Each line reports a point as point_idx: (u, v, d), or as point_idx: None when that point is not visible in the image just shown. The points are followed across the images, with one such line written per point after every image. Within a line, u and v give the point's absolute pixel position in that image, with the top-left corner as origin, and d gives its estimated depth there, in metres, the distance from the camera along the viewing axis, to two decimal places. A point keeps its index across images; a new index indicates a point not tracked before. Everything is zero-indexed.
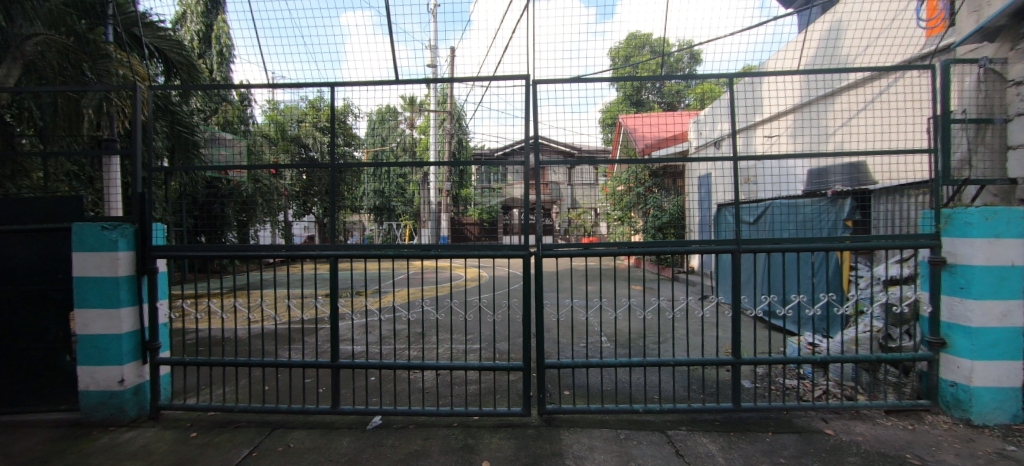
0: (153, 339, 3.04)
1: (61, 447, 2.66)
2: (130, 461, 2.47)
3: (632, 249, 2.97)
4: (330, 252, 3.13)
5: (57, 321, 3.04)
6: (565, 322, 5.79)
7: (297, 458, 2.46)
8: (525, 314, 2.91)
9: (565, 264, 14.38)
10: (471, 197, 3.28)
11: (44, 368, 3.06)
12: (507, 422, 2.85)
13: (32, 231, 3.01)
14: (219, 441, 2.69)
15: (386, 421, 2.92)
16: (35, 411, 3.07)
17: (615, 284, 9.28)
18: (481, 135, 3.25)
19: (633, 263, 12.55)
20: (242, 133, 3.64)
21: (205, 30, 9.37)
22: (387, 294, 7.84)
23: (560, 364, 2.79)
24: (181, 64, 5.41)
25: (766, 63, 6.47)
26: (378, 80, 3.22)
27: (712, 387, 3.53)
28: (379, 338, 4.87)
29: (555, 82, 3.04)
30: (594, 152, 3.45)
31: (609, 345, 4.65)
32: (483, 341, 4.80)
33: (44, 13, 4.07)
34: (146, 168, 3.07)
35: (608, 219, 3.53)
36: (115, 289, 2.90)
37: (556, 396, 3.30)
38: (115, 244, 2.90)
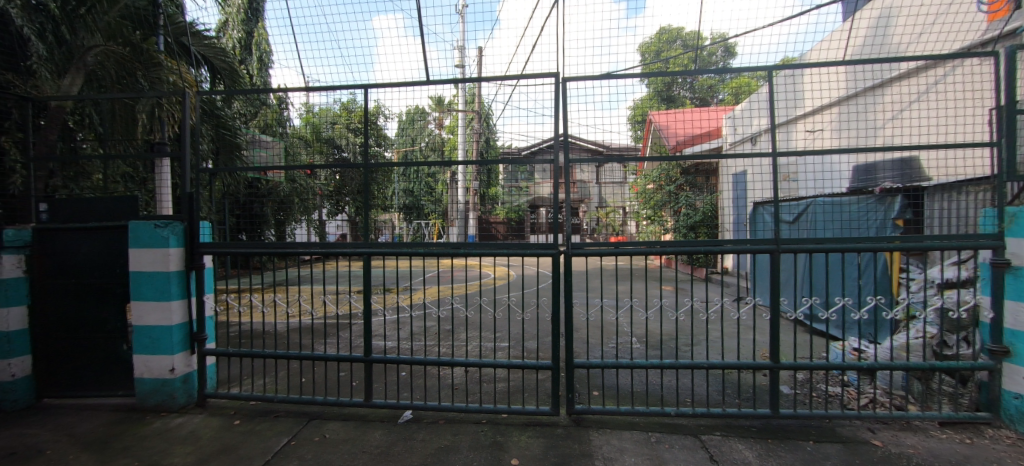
0: (200, 331, 3.22)
1: (120, 430, 2.85)
2: (181, 445, 2.63)
3: (663, 249, 2.90)
4: (362, 250, 3.21)
5: (115, 313, 3.26)
6: (594, 322, 5.73)
7: (332, 449, 2.54)
8: (554, 313, 2.89)
9: (593, 264, 14.23)
10: (498, 196, 3.33)
11: (104, 355, 3.29)
12: (536, 421, 2.85)
13: (94, 229, 3.24)
14: (260, 429, 2.81)
15: (417, 415, 2.97)
16: (96, 396, 3.31)
17: (645, 284, 9.11)
18: (510, 134, 3.31)
19: (663, 264, 12.28)
20: (280, 135, 3.79)
21: (246, 37, 9.76)
22: (417, 291, 7.99)
23: (589, 364, 2.75)
24: (225, 69, 5.70)
25: (808, 54, 6.16)
26: (408, 82, 3.28)
27: (749, 392, 3.41)
28: (409, 334, 4.98)
29: (585, 79, 3.01)
30: (623, 150, 3.39)
31: (640, 346, 4.56)
32: (512, 339, 4.82)
33: (103, 26, 4.40)
34: (194, 170, 3.24)
35: (638, 218, 3.47)
36: (167, 283, 3.08)
37: (585, 396, 3.27)
38: (167, 241, 3.08)
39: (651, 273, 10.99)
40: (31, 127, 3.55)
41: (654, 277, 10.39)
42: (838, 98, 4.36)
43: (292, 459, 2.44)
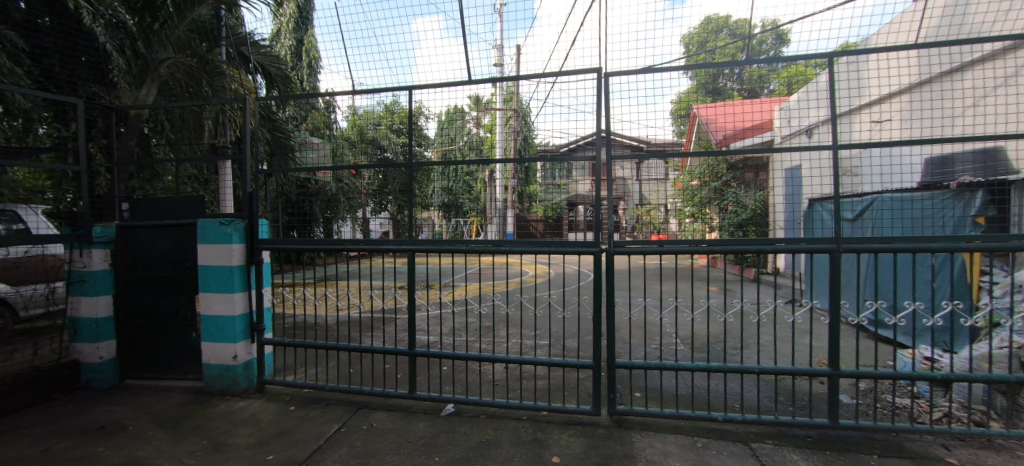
0: (259, 322, 3.43)
1: (190, 410, 3.11)
2: (243, 427, 2.83)
3: (711, 248, 2.79)
4: (406, 247, 3.31)
5: (186, 303, 3.55)
6: (636, 323, 5.61)
7: (378, 437, 2.65)
8: (596, 312, 2.85)
9: (634, 264, 13.89)
10: (536, 194, 3.31)
11: (176, 342, 3.59)
12: (576, 420, 2.83)
13: (167, 226, 3.53)
14: (313, 416, 2.97)
15: (458, 409, 3.03)
16: (170, 378, 3.63)
17: (689, 284, 8.81)
18: (548, 131, 3.28)
19: (708, 263, 11.81)
20: (328, 137, 3.97)
21: (297, 44, 10.16)
22: (459, 288, 8.13)
23: (632, 364, 2.70)
24: (279, 76, 6.05)
25: (872, 38, 5.69)
26: (449, 82, 3.34)
27: (804, 400, 3.21)
28: (450, 329, 5.09)
29: (626, 74, 2.94)
30: (665, 146, 3.28)
31: (685, 348, 4.41)
32: (552, 337, 4.80)
33: (174, 40, 4.62)
34: (253, 171, 3.46)
35: (680, 215, 3.37)
36: (230, 276, 3.31)
37: (627, 398, 3.20)
38: (230, 237, 3.32)
39: (696, 273, 10.57)
40: (115, 134, 3.89)
41: (698, 277, 10.01)
42: (906, 85, 4.00)
43: (342, 445, 2.56)
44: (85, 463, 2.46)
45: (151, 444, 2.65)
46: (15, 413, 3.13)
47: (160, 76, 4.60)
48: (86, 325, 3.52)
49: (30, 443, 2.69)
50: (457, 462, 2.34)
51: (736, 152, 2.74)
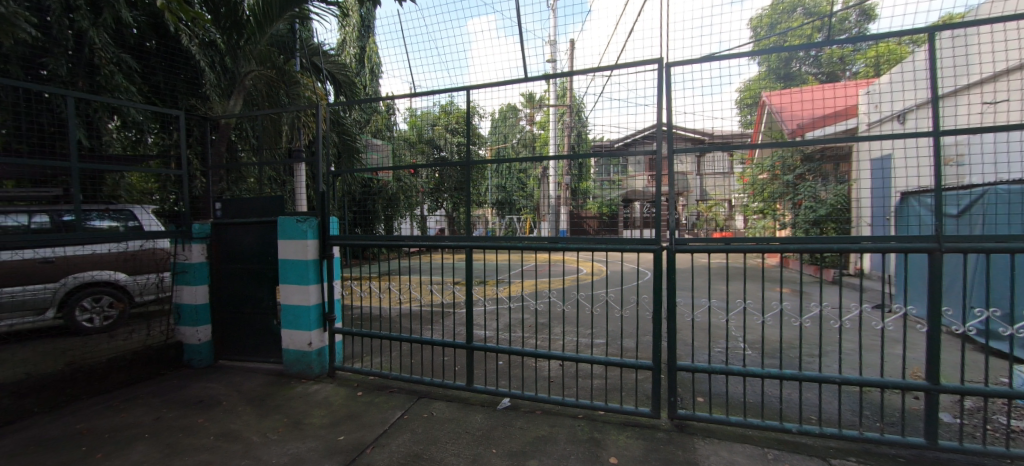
0: (331, 312, 3.70)
1: (272, 390, 3.43)
2: (318, 409, 3.07)
3: (785, 247, 2.57)
4: (464, 245, 3.39)
5: (268, 293, 3.91)
6: (698, 324, 5.34)
7: (439, 426, 2.76)
8: (655, 312, 2.75)
9: (698, 263, 13.15)
10: (591, 190, 3.25)
11: (260, 328, 3.97)
12: (634, 422, 2.76)
13: (252, 224, 3.91)
14: (378, 402, 3.16)
15: (514, 404, 3.08)
16: (254, 361, 4.02)
17: (757, 286, 8.23)
18: (601, 126, 3.21)
19: (782, 263, 10.91)
20: (389, 138, 4.16)
21: (361, 51, 10.66)
22: (514, 284, 8.22)
23: (694, 367, 2.58)
24: (345, 82, 6.46)
25: (983, 7, 4.95)
26: (503, 80, 3.37)
27: (895, 416, 2.88)
28: (505, 325, 5.15)
29: (687, 63, 2.80)
30: (730, 138, 3.06)
31: (753, 353, 4.14)
32: (608, 336, 4.71)
33: (257, 54, 4.92)
34: (324, 172, 3.73)
35: (746, 211, 3.21)
36: (306, 268, 3.60)
37: (689, 402, 3.06)
38: (306, 233, 3.61)
39: (766, 274, 9.83)
40: (209, 142, 4.34)
41: (769, 278, 9.30)
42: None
43: (405, 431, 2.70)
44: (188, 432, 2.80)
45: (241, 418, 2.96)
46: (135, 384, 3.65)
47: (245, 88, 5.08)
48: (187, 310, 4.01)
49: (146, 410, 3.13)
50: (514, 455, 2.37)
51: (810, 142, 2.52)
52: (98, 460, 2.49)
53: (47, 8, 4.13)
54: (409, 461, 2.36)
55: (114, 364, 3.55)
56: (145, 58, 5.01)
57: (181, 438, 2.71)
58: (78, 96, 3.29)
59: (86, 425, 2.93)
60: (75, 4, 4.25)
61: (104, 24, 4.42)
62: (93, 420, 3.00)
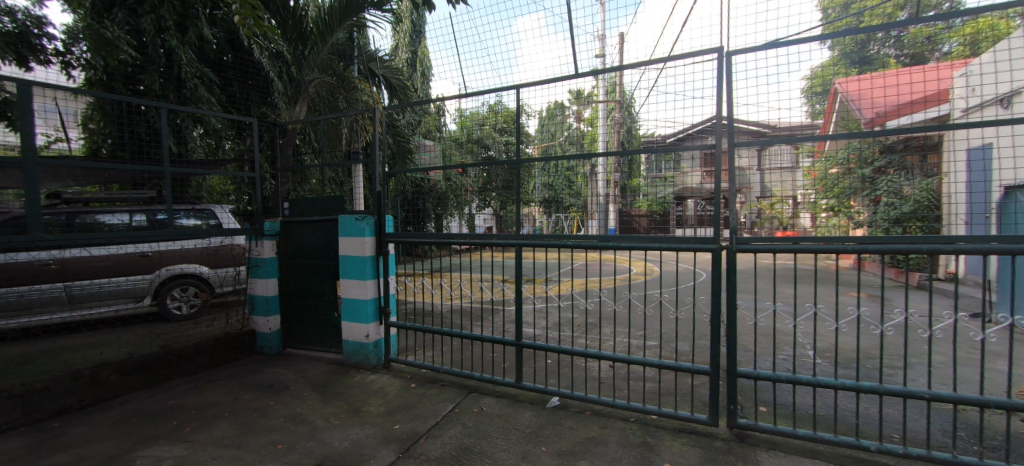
0: (386, 306, 3.87)
1: (334, 378, 3.66)
2: (375, 398, 3.24)
3: (862, 247, 2.34)
4: (514, 242, 3.42)
5: (329, 287, 4.17)
6: (760, 329, 5.03)
7: (489, 421, 2.80)
8: (714, 315, 2.61)
9: (760, 264, 12.32)
10: (640, 187, 3.14)
11: (322, 319, 4.25)
12: (690, 429, 2.65)
13: (315, 222, 4.18)
14: (430, 394, 3.27)
15: (563, 403, 3.06)
16: (317, 350, 4.31)
17: (828, 289, 7.60)
18: (653, 120, 3.10)
19: (857, 265, 9.97)
20: (439, 139, 4.26)
21: (412, 56, 10.99)
22: (563, 283, 8.16)
23: (757, 374, 2.43)
24: (398, 86, 6.70)
25: None
26: (551, 77, 3.38)
27: (997, 439, 2.55)
28: (554, 323, 5.14)
29: (749, 51, 2.63)
30: (793, 130, 2.84)
31: (824, 363, 3.83)
32: (662, 339, 4.56)
33: (320, 62, 5.21)
34: (379, 173, 3.91)
35: (815, 208, 2.86)
36: (364, 264, 3.80)
37: (750, 411, 2.89)
38: (365, 231, 3.80)
39: (839, 278, 9.05)
40: (278, 146, 4.71)
41: (842, 282, 8.56)
42: None
43: (456, 424, 2.77)
44: (261, 413, 3.05)
45: (306, 403, 3.18)
46: (216, 367, 4.04)
47: (309, 95, 5.33)
48: (259, 301, 4.36)
49: (225, 391, 3.45)
50: (564, 455, 2.36)
51: (886, 133, 2.35)
52: (186, 433, 2.78)
53: (144, 30, 4.71)
54: (460, 453, 2.42)
55: (199, 348, 3.95)
56: (223, 71, 5.50)
57: (256, 418, 2.96)
58: (168, 107, 3.68)
59: (177, 401, 3.29)
60: (165, 25, 4.80)
61: (189, 42, 4.96)
62: (182, 398, 3.36)
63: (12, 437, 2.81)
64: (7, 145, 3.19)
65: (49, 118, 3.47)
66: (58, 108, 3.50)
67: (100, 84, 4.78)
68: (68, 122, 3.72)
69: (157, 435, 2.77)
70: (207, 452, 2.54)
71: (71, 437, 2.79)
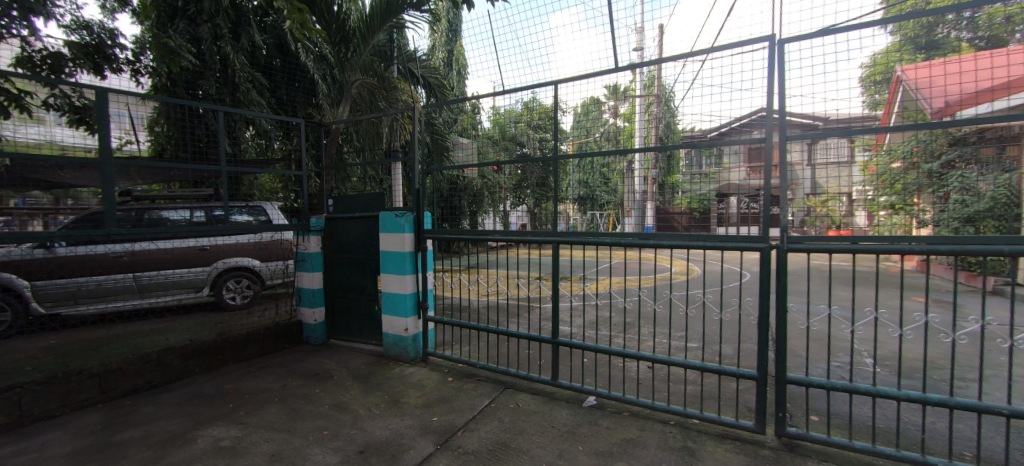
0: (424, 300, 3.96)
1: (375, 370, 3.79)
2: (414, 390, 3.33)
3: (931, 247, 2.16)
4: (551, 239, 3.41)
5: (370, 281, 4.32)
6: (811, 334, 4.76)
7: (526, 417, 2.81)
8: (760, 317, 2.49)
9: (811, 265, 11.61)
10: (679, 184, 3.02)
11: (363, 312, 4.41)
12: (734, 435, 2.55)
13: (357, 218, 4.33)
14: (467, 388, 3.32)
15: (600, 403, 3.02)
16: (359, 341, 4.48)
17: (890, 294, 7.07)
18: (692, 115, 2.97)
19: (924, 267, 9.18)
20: (474, 136, 4.28)
21: (449, 55, 11.14)
22: (599, 281, 8.04)
23: (808, 381, 2.30)
24: (436, 84, 6.82)
25: None
26: (587, 72, 3.36)
27: None
28: (591, 322, 5.08)
29: (803, 39, 2.47)
30: (849, 121, 2.61)
31: (883, 372, 3.57)
32: (703, 341, 4.41)
33: (361, 63, 5.40)
34: (417, 171, 4.00)
35: (871, 206, 2.67)
36: (404, 259, 3.92)
37: (800, 420, 2.74)
38: (404, 227, 3.92)
39: (902, 281, 8.38)
40: (322, 145, 4.92)
41: (906, 286, 7.93)
42: None
43: (492, 419, 2.80)
44: (308, 399, 3.21)
45: (349, 392, 3.32)
46: (266, 355, 4.29)
47: (351, 95, 5.47)
48: (306, 293, 4.58)
49: (275, 378, 3.65)
50: (602, 455, 2.34)
51: (961, 123, 2.13)
52: (241, 416, 2.97)
53: (202, 38, 5.05)
54: (497, 448, 2.44)
55: (251, 337, 4.21)
56: (272, 75, 5.80)
57: (303, 405, 3.12)
58: (224, 111, 3.93)
59: (232, 386, 3.51)
60: (221, 33, 5.11)
61: (242, 48, 5.27)
62: (237, 382, 3.58)
63: (92, 412, 3.11)
64: (85, 148, 3.49)
65: (121, 122, 3.77)
66: (129, 112, 3.81)
67: (164, 90, 5.16)
68: (137, 125, 4.00)
69: (215, 416, 2.97)
70: (260, 434, 2.70)
71: (142, 414, 3.05)
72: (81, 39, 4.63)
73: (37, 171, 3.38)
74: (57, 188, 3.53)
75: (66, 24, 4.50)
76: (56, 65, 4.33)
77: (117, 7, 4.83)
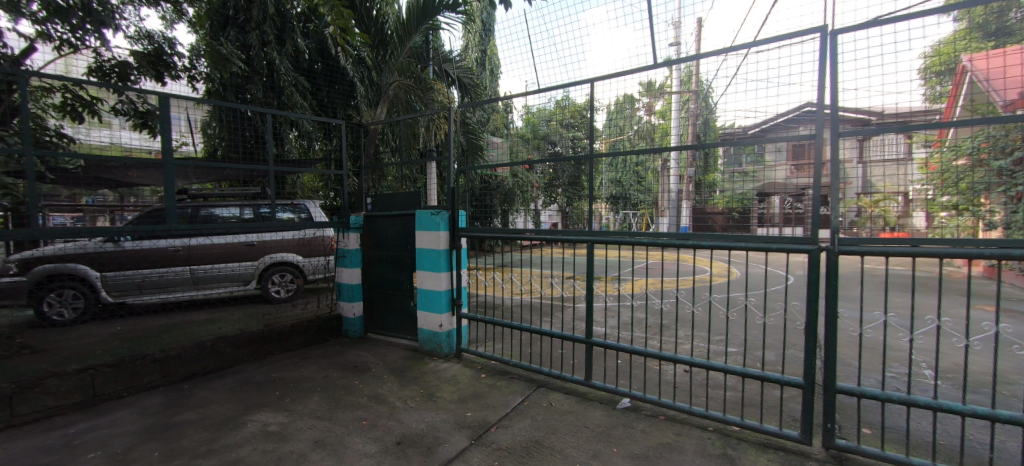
0: (459, 297, 4.04)
1: (411, 364, 3.90)
2: (449, 385, 3.40)
3: (1003, 253, 1.99)
4: (586, 239, 3.39)
5: (406, 277, 4.43)
6: (864, 343, 4.49)
7: (559, 417, 2.82)
8: (807, 323, 2.38)
9: (864, 270, 10.91)
10: (717, 183, 2.95)
11: (399, 308, 4.54)
12: (777, 444, 2.45)
13: (394, 215, 4.46)
14: (500, 385, 3.37)
15: (635, 405, 2.98)
16: (394, 336, 4.61)
17: (957, 302, 6.53)
18: (733, 111, 2.86)
19: (994, 274, 8.44)
20: (506, 135, 4.26)
21: (482, 56, 11.29)
22: (633, 282, 7.92)
23: (859, 391, 2.18)
24: (470, 84, 6.93)
25: None
26: (620, 70, 3.31)
27: None
28: (626, 323, 5.02)
29: (857, 29, 2.34)
30: (909, 116, 2.44)
31: (946, 386, 3.33)
32: (744, 346, 4.25)
33: (399, 66, 5.55)
34: (452, 170, 4.05)
35: (932, 206, 2.41)
36: (439, 257, 4.00)
37: (850, 432, 2.61)
38: (440, 225, 4.01)
39: (969, 289, 7.73)
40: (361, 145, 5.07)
41: (973, 294, 7.31)
42: None
43: (526, 417, 2.83)
44: (348, 390, 3.34)
45: (386, 385, 3.43)
46: (309, 346, 4.49)
47: (388, 97, 5.61)
48: (346, 288, 4.76)
49: (317, 369, 3.83)
50: (637, 458, 2.31)
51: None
52: (287, 403, 3.13)
53: (251, 45, 5.36)
54: (531, 445, 2.47)
55: (295, 328, 4.42)
56: (314, 78, 6.06)
57: (343, 395, 3.25)
58: (270, 113, 4.14)
59: (278, 374, 3.71)
60: (268, 39, 5.39)
61: (286, 53, 5.55)
62: (282, 372, 3.78)
63: (154, 393, 3.37)
64: (148, 149, 3.74)
65: (180, 126, 4.04)
66: (187, 116, 4.09)
67: (216, 94, 5.50)
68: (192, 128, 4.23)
69: (264, 402, 3.15)
70: (304, 421, 2.84)
71: (198, 397, 3.28)
72: (144, 48, 4.98)
73: (108, 171, 3.68)
74: (123, 187, 3.82)
75: (131, 34, 4.86)
76: (123, 73, 4.79)
77: (176, 17, 5.17)
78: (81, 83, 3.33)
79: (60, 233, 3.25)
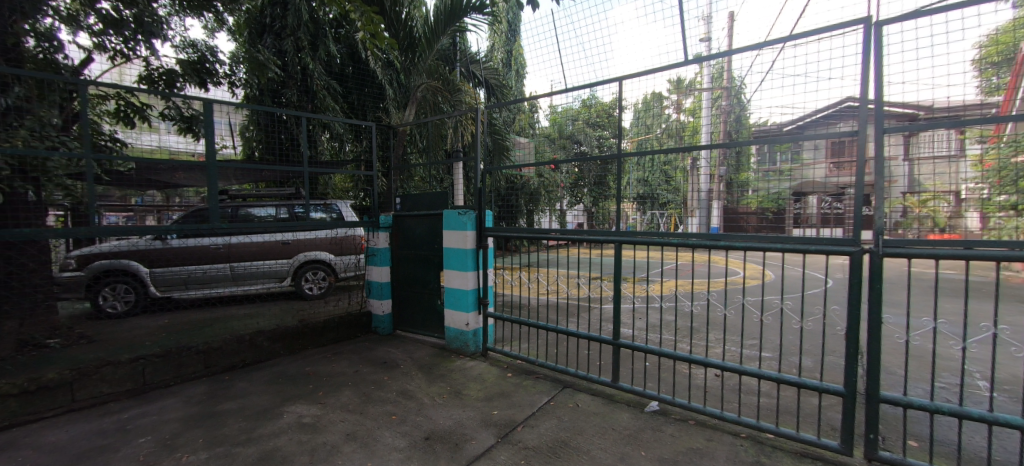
0: (485, 296, 4.08)
1: (439, 361, 3.97)
2: (476, 383, 3.44)
3: None
4: (614, 239, 3.36)
5: (433, 276, 4.52)
6: (910, 351, 4.25)
7: (585, 417, 2.81)
8: (848, 328, 2.29)
9: (911, 273, 10.28)
10: (750, 182, 2.85)
11: (427, 306, 4.63)
12: (814, 454, 2.37)
13: (422, 215, 4.55)
14: (527, 385, 3.38)
15: (663, 409, 2.93)
16: (422, 334, 4.70)
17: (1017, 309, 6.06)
18: (767, 107, 2.80)
19: None
20: (532, 135, 4.27)
21: (507, 56, 11.33)
22: (661, 283, 7.77)
23: (906, 402, 2.07)
24: (496, 84, 6.97)
25: None
26: (648, 68, 3.26)
27: None
28: (654, 326, 4.94)
29: (905, 19, 2.22)
30: (961, 110, 2.28)
31: (1003, 399, 3.11)
32: (779, 352, 4.10)
33: (426, 68, 5.63)
34: (478, 171, 4.09)
35: (987, 207, 2.21)
36: (466, 256, 4.06)
37: (894, 444, 2.48)
38: (466, 225, 4.06)
39: None
40: (389, 146, 5.19)
41: None
42: None
43: (552, 417, 2.83)
44: (378, 385, 3.44)
45: (415, 381, 3.51)
46: (340, 341, 4.64)
47: (416, 99, 5.71)
48: (376, 286, 4.90)
49: (348, 363, 3.96)
50: (665, 462, 2.28)
51: None
52: (321, 396, 3.25)
53: (286, 51, 5.57)
54: (557, 445, 2.47)
55: (327, 324, 4.58)
56: (345, 82, 6.24)
57: (374, 390, 3.35)
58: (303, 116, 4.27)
59: (312, 368, 3.86)
60: (302, 45, 5.59)
61: (319, 58, 5.74)
62: (315, 366, 3.92)
63: (199, 383, 3.57)
64: (192, 152, 3.93)
65: (221, 130, 4.22)
66: (228, 120, 4.26)
67: (255, 99, 5.76)
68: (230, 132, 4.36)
69: (299, 395, 3.29)
70: (337, 414, 2.94)
71: (239, 388, 3.45)
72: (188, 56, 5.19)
73: (157, 173, 3.93)
74: (169, 188, 4.01)
75: (177, 43, 5.13)
76: (170, 81, 5.04)
77: (217, 26, 5.40)
78: (133, 91, 3.53)
79: (115, 230, 3.46)
